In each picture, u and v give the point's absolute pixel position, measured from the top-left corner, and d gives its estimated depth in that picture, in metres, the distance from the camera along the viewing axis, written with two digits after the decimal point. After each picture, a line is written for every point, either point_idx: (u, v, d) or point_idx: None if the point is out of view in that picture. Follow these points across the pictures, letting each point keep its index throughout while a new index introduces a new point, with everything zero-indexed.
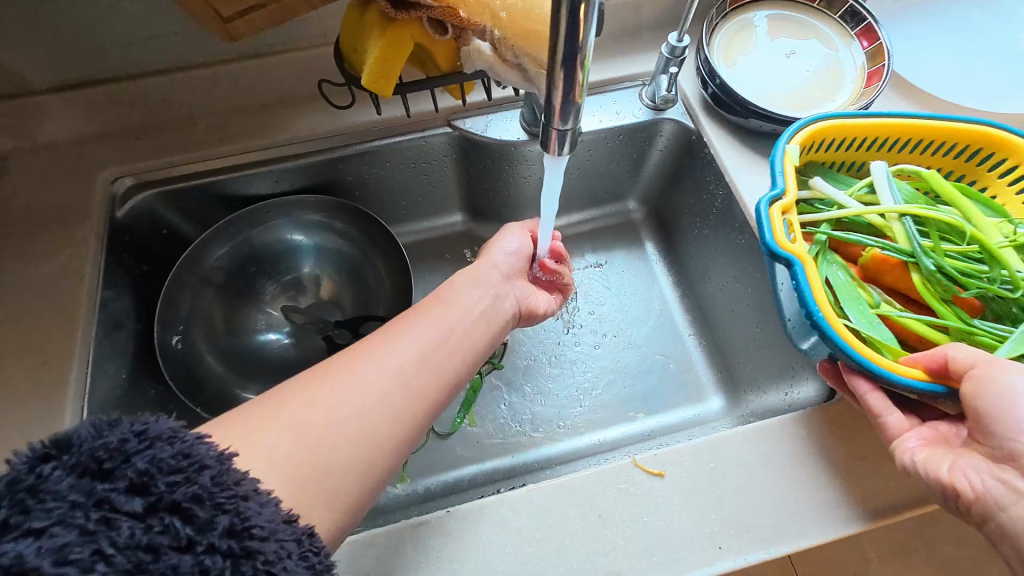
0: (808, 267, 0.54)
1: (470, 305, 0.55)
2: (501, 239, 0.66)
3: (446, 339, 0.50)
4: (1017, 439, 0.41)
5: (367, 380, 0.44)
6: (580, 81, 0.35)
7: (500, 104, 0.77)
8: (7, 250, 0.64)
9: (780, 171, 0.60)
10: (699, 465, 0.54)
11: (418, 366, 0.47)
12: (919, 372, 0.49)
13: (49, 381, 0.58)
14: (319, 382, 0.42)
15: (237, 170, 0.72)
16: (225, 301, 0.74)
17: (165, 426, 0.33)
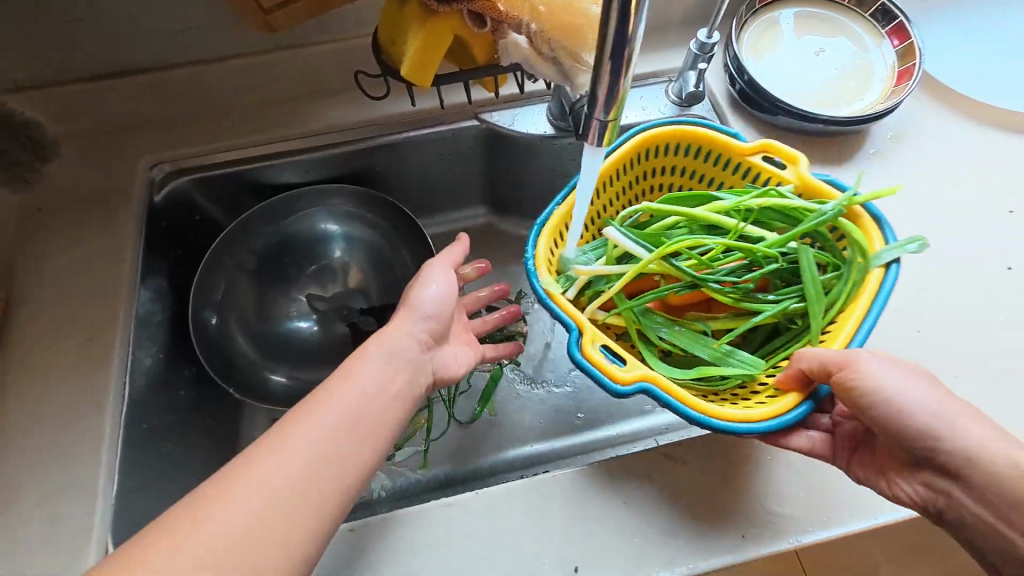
0: (662, 382, 0.50)
1: (383, 364, 0.51)
2: (418, 286, 0.58)
3: (367, 399, 0.47)
4: (929, 443, 0.42)
5: (280, 458, 0.41)
6: (626, 73, 0.36)
7: (527, 98, 0.78)
8: (51, 232, 0.66)
9: (563, 314, 0.54)
10: (722, 455, 0.55)
11: (338, 423, 0.45)
12: (797, 396, 0.50)
13: (93, 358, 0.60)
14: (270, 450, 0.42)
15: (270, 159, 0.74)
16: (256, 286, 0.76)
17: None
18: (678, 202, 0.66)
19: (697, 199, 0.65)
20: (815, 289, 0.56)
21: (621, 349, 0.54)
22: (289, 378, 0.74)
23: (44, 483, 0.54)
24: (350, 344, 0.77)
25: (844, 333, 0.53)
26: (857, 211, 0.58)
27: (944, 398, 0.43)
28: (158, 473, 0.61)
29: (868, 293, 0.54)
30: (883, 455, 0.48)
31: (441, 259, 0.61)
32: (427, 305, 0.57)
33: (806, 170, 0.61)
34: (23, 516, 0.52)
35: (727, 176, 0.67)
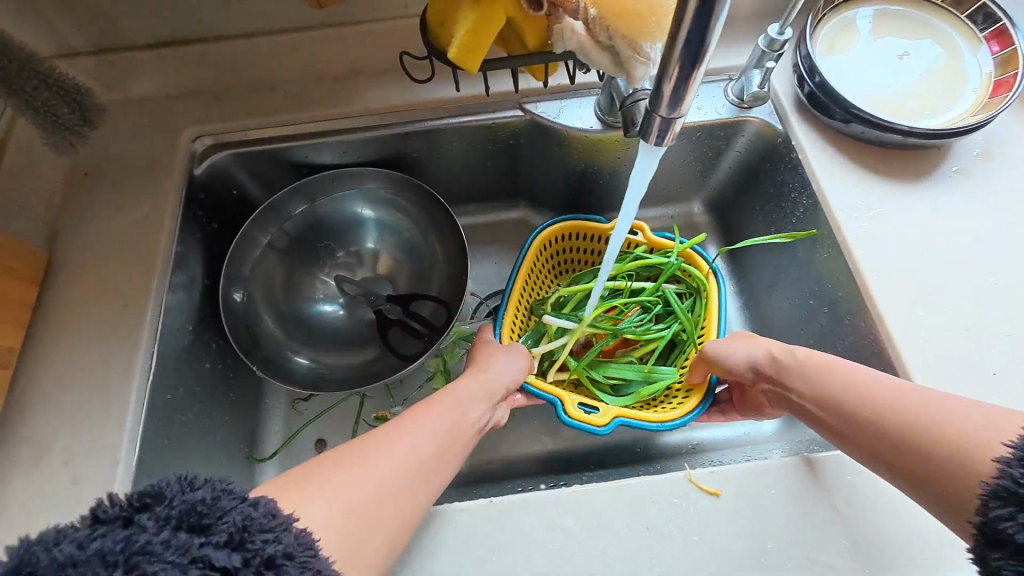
0: (628, 414, 0.64)
1: (468, 398, 0.55)
2: (494, 346, 0.66)
3: (452, 430, 0.51)
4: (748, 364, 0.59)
5: (385, 455, 0.44)
6: (701, 65, 0.32)
7: (577, 90, 0.75)
8: (95, 197, 0.67)
9: (541, 393, 0.66)
10: (758, 489, 0.51)
11: (431, 442, 0.48)
12: (701, 390, 0.68)
13: (126, 323, 0.60)
14: (355, 463, 0.43)
15: (310, 138, 0.73)
16: (285, 266, 0.76)
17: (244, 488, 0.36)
18: (576, 279, 0.79)
19: (590, 273, 0.79)
20: (685, 316, 0.73)
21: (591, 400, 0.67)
22: (310, 360, 0.73)
23: (72, 442, 0.55)
24: (375, 331, 0.76)
25: (714, 332, 0.70)
26: (691, 252, 0.75)
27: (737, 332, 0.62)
28: (180, 443, 0.62)
29: (715, 304, 0.72)
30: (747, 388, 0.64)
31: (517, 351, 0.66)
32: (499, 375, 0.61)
33: (650, 230, 0.78)
34: (49, 473, 0.54)
35: (593, 245, 0.80)
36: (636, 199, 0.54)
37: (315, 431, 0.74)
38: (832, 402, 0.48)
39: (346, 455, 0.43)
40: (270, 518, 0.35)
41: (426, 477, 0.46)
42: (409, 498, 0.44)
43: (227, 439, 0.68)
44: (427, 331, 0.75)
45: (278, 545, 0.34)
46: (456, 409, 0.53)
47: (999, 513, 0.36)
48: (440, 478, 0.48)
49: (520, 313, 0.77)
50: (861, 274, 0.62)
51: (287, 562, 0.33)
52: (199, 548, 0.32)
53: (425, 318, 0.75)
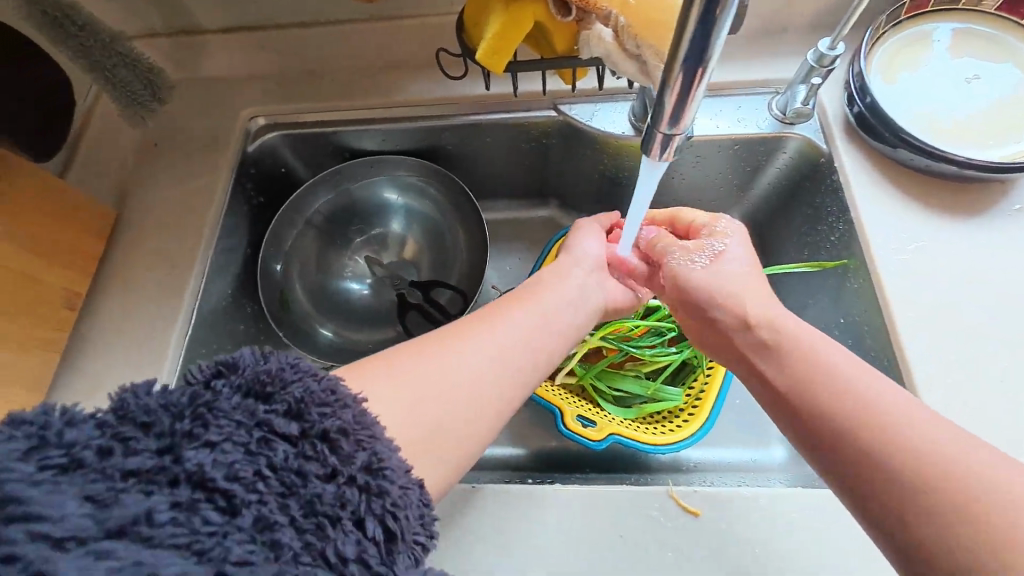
0: (624, 434, 0.67)
1: (552, 299, 0.54)
2: (581, 238, 0.64)
3: (537, 332, 0.51)
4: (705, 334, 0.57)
5: (473, 350, 0.46)
6: (702, 80, 0.32)
7: (611, 94, 0.74)
8: (159, 165, 0.74)
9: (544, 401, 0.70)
10: (743, 517, 0.50)
11: (517, 342, 0.49)
12: (705, 419, 0.68)
13: (173, 281, 0.67)
14: (445, 344, 0.46)
15: (352, 126, 0.77)
16: (320, 243, 0.81)
17: (311, 363, 0.36)
18: None
19: None
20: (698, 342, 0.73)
21: (591, 414, 0.71)
22: (332, 333, 0.79)
23: (116, 381, 0.62)
24: (395, 313, 0.80)
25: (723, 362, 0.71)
26: None
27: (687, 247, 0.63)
28: None
29: None
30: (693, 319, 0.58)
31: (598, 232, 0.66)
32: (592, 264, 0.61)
33: None
34: (97, 405, 0.61)
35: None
36: (640, 213, 0.53)
37: None
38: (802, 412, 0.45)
39: (439, 348, 0.46)
40: (329, 394, 0.35)
41: (515, 373, 0.47)
42: (497, 396, 0.46)
43: None
44: (443, 318, 0.78)
45: (334, 421, 0.34)
46: (547, 309, 0.53)
47: None
48: (531, 372, 0.48)
49: None
50: (890, 308, 0.58)
51: (340, 438, 0.33)
52: (262, 414, 0.33)
53: (443, 306, 0.79)
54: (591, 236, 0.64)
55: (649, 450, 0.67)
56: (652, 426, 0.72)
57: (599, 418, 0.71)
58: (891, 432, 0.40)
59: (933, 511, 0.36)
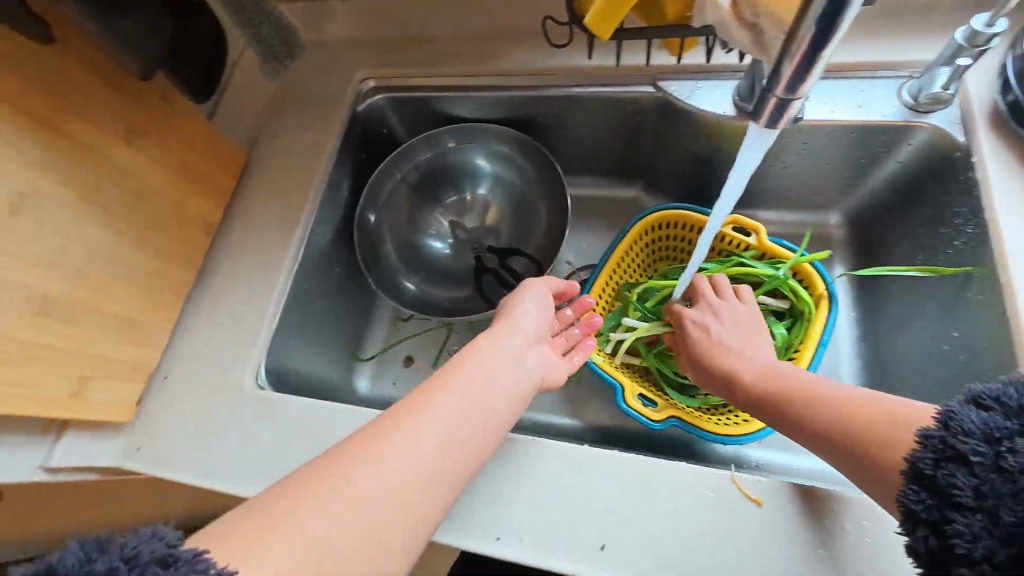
0: (686, 419, 0.66)
1: (486, 367, 0.53)
2: (517, 310, 0.62)
3: (477, 395, 0.50)
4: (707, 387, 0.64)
5: (410, 429, 0.45)
6: (830, 43, 0.31)
7: (717, 71, 0.71)
8: (282, 117, 0.82)
9: (606, 375, 0.71)
10: (810, 516, 0.47)
11: (456, 409, 0.48)
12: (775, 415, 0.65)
13: (285, 220, 0.75)
14: (335, 480, 0.41)
15: (451, 91, 0.81)
16: (412, 200, 0.86)
17: (155, 548, 0.33)
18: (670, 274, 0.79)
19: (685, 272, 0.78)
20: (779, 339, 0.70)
21: (652, 395, 0.71)
22: (414, 285, 0.85)
23: (232, 300, 0.71)
24: (471, 274, 0.84)
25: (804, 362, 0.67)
26: (808, 269, 0.71)
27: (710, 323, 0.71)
28: (304, 323, 0.76)
29: (816, 334, 0.67)
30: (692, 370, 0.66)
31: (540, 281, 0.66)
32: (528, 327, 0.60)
33: (767, 238, 0.73)
34: (219, 319, 0.70)
35: (687, 235, 0.80)
36: (736, 189, 0.52)
37: (405, 347, 0.90)
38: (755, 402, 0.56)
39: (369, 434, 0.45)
40: None
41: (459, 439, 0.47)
42: (447, 465, 0.45)
43: (338, 331, 0.84)
44: (517, 284, 0.81)
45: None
46: (482, 379, 0.51)
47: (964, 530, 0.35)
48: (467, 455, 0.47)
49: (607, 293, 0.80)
50: (1018, 322, 0.52)
51: None
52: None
53: (518, 272, 0.82)
54: (524, 306, 0.63)
55: (712, 439, 0.66)
56: (718, 417, 0.70)
57: (660, 400, 0.71)
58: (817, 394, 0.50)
59: (847, 433, 0.45)
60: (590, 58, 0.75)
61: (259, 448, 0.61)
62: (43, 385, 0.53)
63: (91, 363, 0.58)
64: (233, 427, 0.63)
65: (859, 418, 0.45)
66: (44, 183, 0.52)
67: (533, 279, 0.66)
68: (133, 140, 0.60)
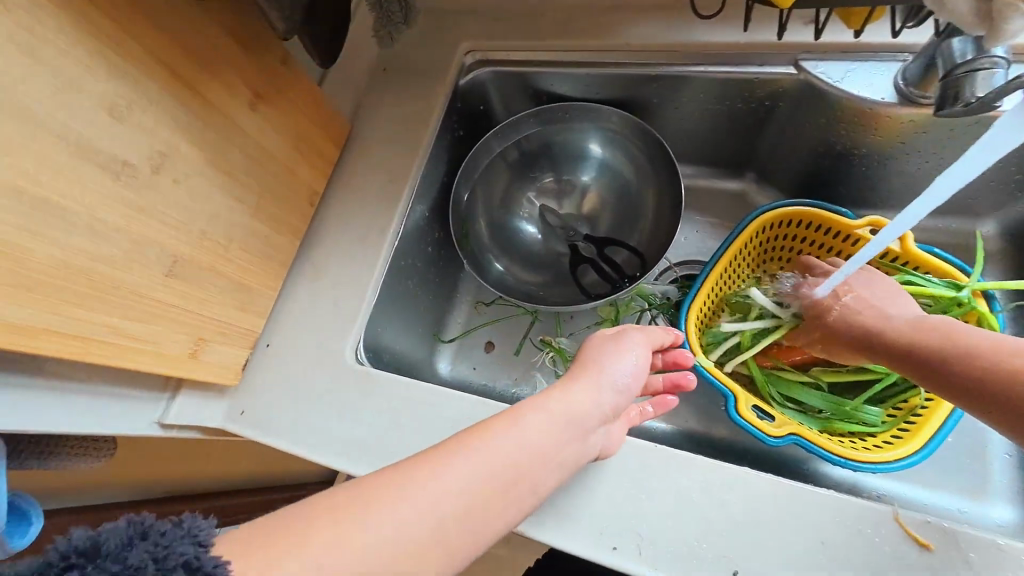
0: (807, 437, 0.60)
1: (554, 422, 0.45)
2: (613, 356, 0.53)
3: (533, 459, 0.42)
4: (848, 348, 0.61)
5: (449, 472, 0.38)
6: None
7: (875, 51, 0.63)
8: (383, 88, 0.80)
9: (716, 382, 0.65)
10: (990, 568, 0.41)
11: (503, 467, 0.40)
12: (912, 446, 0.58)
13: (386, 194, 0.73)
14: (371, 506, 0.35)
15: (561, 67, 0.76)
16: (507, 180, 0.83)
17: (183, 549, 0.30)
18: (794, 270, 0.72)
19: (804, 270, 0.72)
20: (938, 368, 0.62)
21: (766, 407, 0.65)
22: (503, 269, 0.82)
23: (333, 273, 0.70)
24: (565, 262, 0.81)
25: None
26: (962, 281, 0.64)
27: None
28: (398, 300, 0.76)
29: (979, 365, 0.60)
30: (825, 331, 0.64)
31: (638, 332, 0.58)
32: (616, 380, 0.52)
33: (914, 244, 0.65)
34: (320, 290, 0.69)
35: (821, 239, 0.72)
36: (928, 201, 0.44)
37: (486, 333, 0.88)
38: (890, 349, 0.55)
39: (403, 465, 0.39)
40: None
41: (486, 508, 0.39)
42: (462, 535, 0.37)
43: (426, 310, 0.83)
44: (615, 276, 0.77)
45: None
46: (551, 430, 0.44)
47: None
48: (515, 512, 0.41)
49: (720, 285, 0.74)
50: None
51: None
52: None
53: (617, 264, 0.78)
54: (619, 356, 0.54)
55: (837, 462, 0.59)
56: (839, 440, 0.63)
57: (774, 413, 0.65)
58: (963, 346, 0.49)
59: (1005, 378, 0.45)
60: (746, 31, 0.67)
61: (359, 424, 0.60)
62: (167, 344, 0.54)
63: (209, 325, 0.58)
64: (333, 400, 0.62)
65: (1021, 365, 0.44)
66: (181, 142, 0.52)
67: (631, 326, 0.59)
68: (256, 105, 0.59)
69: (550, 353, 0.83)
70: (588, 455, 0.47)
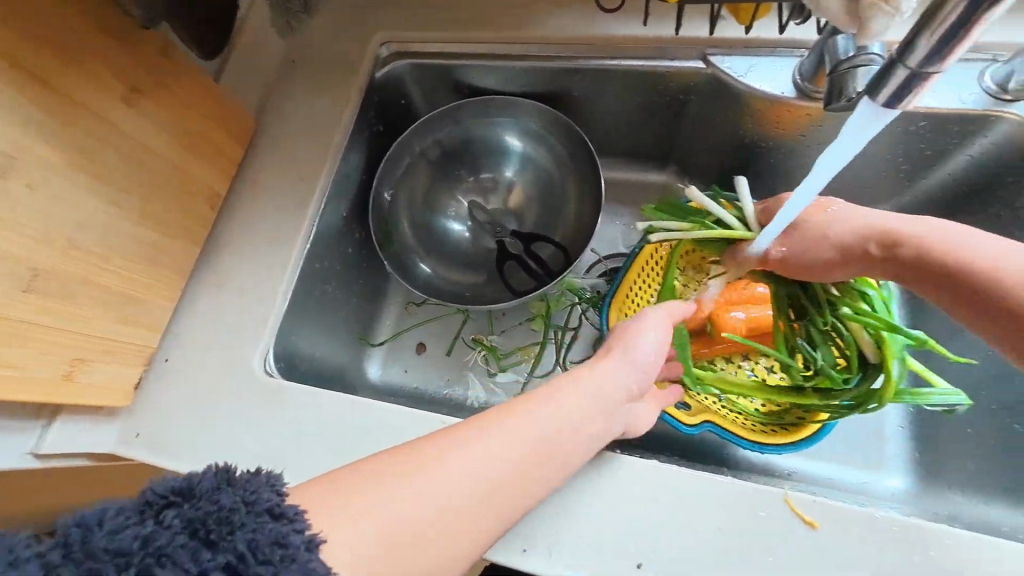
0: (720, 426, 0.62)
1: (593, 399, 0.47)
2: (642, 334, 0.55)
3: (568, 433, 0.44)
4: (842, 268, 0.54)
5: (484, 444, 0.40)
6: (988, 16, 0.25)
7: (774, 46, 0.65)
8: (291, 81, 0.75)
9: None
10: (870, 541, 0.44)
11: (542, 441, 0.42)
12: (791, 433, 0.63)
13: (296, 194, 0.69)
14: (408, 473, 0.38)
15: (479, 60, 0.75)
16: (431, 177, 0.81)
17: (269, 497, 0.33)
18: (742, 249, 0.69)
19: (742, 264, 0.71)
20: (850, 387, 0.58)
21: (686, 397, 0.67)
22: (430, 268, 0.80)
23: (238, 281, 0.66)
24: (493, 259, 0.79)
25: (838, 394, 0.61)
26: None
27: (749, 316, 0.69)
28: (316, 305, 0.72)
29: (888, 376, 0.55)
30: (818, 248, 0.55)
31: (660, 309, 0.58)
32: (642, 356, 0.53)
33: None
34: (226, 298, 0.65)
35: None
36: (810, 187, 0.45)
37: (417, 334, 0.86)
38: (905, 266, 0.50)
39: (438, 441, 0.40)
40: (275, 546, 0.31)
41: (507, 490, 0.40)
42: (483, 513, 0.39)
43: (350, 313, 0.80)
44: (541, 271, 0.77)
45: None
46: (580, 405, 0.46)
47: None
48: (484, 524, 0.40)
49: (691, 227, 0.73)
50: None
51: None
52: (205, 565, 0.30)
53: (544, 260, 0.77)
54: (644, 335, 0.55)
55: (747, 446, 0.62)
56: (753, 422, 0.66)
57: (693, 402, 0.67)
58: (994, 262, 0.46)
59: None
60: (644, 26, 0.68)
61: (267, 439, 0.57)
62: (35, 368, 0.49)
63: (89, 343, 0.53)
64: (238, 416, 0.59)
65: None
66: (36, 144, 0.47)
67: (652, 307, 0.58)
68: (133, 101, 0.54)
69: (482, 351, 0.83)
70: (619, 425, 0.49)
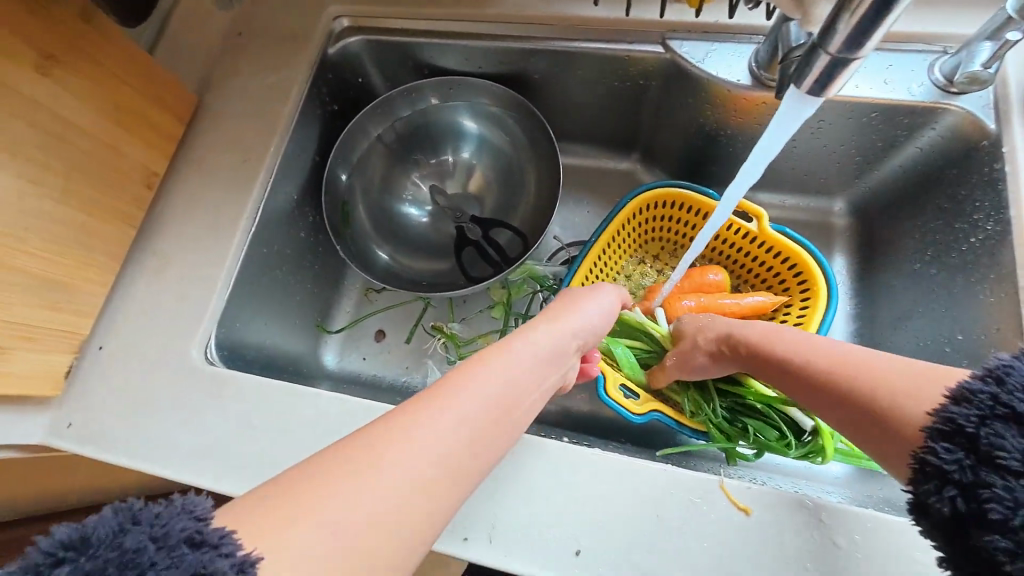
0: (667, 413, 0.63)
1: (540, 353, 0.43)
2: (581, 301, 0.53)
3: (518, 388, 0.39)
4: (714, 360, 0.60)
5: (439, 411, 0.34)
6: (893, 12, 0.30)
7: (734, 33, 0.64)
8: (238, 57, 0.72)
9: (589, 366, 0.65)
10: (801, 525, 0.45)
11: (493, 397, 0.37)
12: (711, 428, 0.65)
13: (241, 175, 0.66)
14: (352, 459, 0.31)
15: (437, 38, 0.72)
16: (388, 160, 0.78)
17: (186, 523, 0.27)
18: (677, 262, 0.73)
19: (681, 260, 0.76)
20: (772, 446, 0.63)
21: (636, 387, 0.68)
22: (387, 255, 0.78)
23: (178, 265, 0.63)
24: (452, 245, 0.78)
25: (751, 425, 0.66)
26: (806, 260, 0.67)
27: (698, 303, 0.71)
28: (265, 291, 0.70)
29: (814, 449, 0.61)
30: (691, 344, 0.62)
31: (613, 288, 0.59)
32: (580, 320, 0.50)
33: (768, 227, 0.67)
34: (167, 284, 0.62)
35: (692, 219, 0.73)
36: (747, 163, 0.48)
37: (376, 321, 0.84)
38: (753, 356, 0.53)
39: (388, 426, 0.32)
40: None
41: (488, 449, 0.35)
42: (449, 487, 0.32)
43: (303, 300, 0.77)
44: (499, 258, 0.76)
45: None
46: (524, 359, 0.41)
47: (926, 488, 0.35)
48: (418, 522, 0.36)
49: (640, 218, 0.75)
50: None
51: None
52: None
53: (502, 246, 0.76)
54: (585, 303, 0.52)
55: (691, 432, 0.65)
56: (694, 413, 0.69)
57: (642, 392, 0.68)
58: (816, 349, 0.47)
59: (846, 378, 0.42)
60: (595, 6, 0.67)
61: (206, 429, 0.55)
62: None
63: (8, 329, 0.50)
64: (176, 406, 0.57)
65: (867, 368, 0.41)
66: None
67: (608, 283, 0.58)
68: (47, 69, 0.50)
69: (442, 339, 0.80)
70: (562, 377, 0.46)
